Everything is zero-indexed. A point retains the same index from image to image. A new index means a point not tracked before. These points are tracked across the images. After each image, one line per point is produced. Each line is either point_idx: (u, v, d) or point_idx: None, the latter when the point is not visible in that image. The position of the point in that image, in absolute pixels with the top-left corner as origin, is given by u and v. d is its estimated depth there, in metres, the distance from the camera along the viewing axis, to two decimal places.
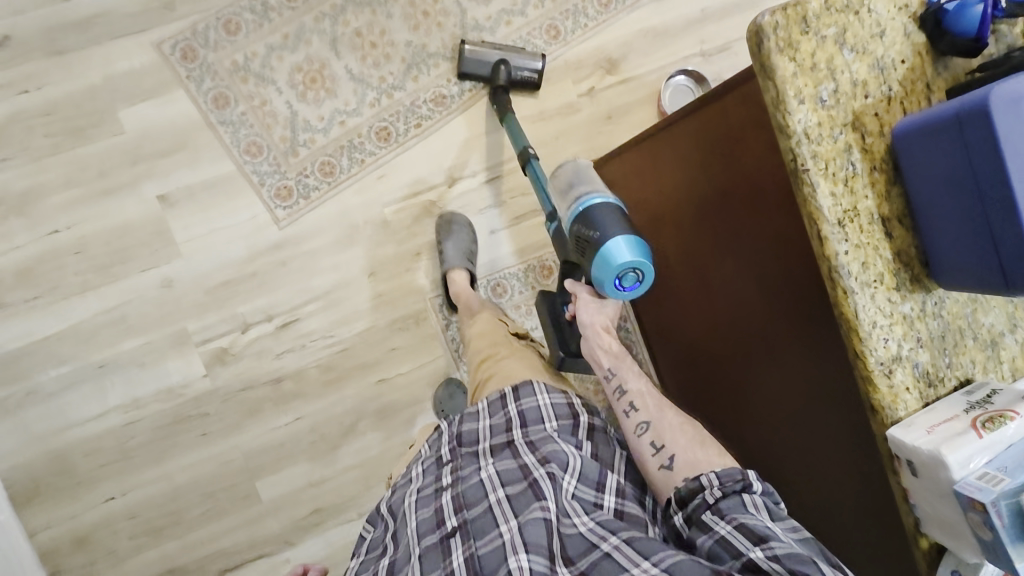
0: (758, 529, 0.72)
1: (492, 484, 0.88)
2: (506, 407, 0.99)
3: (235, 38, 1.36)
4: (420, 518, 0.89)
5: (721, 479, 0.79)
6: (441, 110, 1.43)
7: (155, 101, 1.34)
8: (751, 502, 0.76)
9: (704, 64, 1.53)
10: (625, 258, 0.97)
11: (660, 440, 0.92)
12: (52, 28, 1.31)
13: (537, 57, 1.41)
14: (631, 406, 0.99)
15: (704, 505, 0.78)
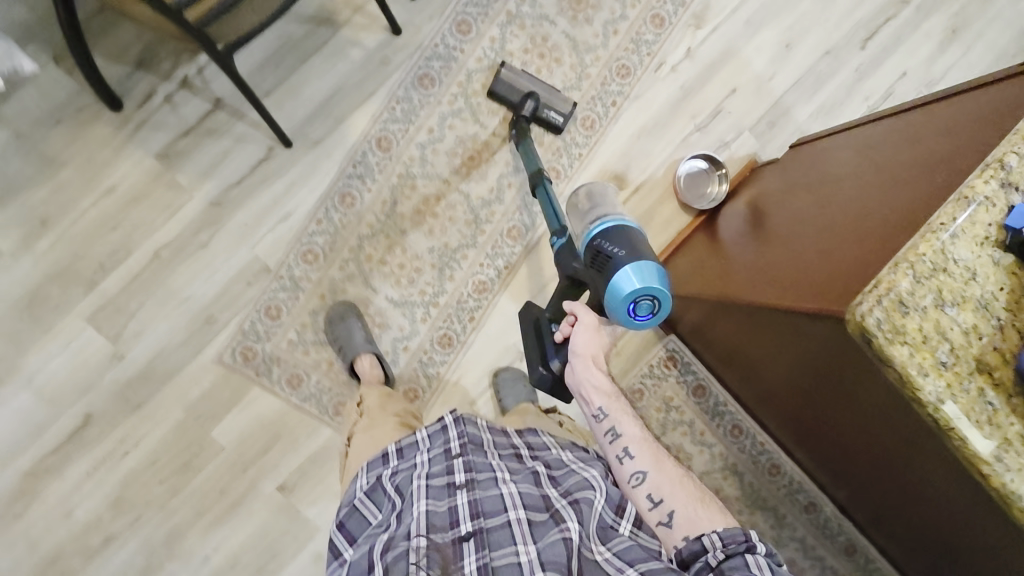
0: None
1: (512, 500, 0.86)
2: (511, 436, 1.05)
3: (280, 319, 1.39)
4: (431, 509, 0.84)
5: (724, 539, 0.79)
6: (487, 296, 1.45)
7: (237, 408, 1.38)
8: (754, 563, 0.76)
9: (703, 136, 1.53)
10: (642, 284, 0.95)
11: (660, 496, 0.89)
12: (122, 388, 1.34)
13: (566, 102, 1.40)
14: (626, 451, 0.95)
15: (705, 567, 0.78)
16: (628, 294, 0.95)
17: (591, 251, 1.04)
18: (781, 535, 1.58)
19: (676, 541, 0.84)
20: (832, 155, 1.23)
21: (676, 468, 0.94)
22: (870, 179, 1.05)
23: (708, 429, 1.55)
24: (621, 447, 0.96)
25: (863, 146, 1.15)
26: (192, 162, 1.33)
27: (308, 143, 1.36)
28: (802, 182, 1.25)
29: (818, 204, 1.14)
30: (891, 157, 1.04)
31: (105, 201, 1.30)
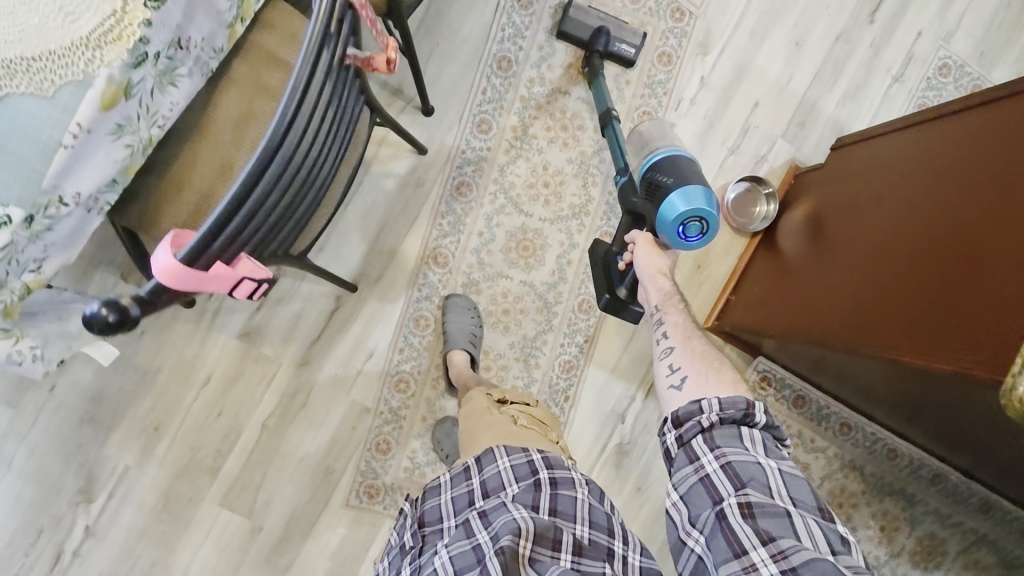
0: (744, 469, 0.72)
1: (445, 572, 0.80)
2: (469, 479, 0.97)
3: (391, 451, 1.43)
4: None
5: (722, 405, 0.77)
6: (576, 372, 1.47)
7: (376, 544, 1.43)
8: (746, 434, 0.76)
9: (738, 158, 1.51)
10: (688, 207, 1.07)
11: (678, 364, 0.90)
12: (267, 555, 1.39)
13: (636, 33, 1.42)
14: (664, 334, 0.98)
15: (697, 427, 0.77)
16: (675, 218, 1.07)
17: (647, 182, 1.16)
18: (915, 513, 1.62)
19: (677, 405, 0.83)
20: (881, 162, 1.22)
21: (704, 346, 0.94)
22: (940, 202, 1.03)
23: (818, 435, 1.57)
24: (661, 331, 1.00)
25: (914, 153, 1.14)
26: (271, 331, 1.38)
27: (371, 281, 1.40)
28: (859, 198, 1.24)
29: (884, 224, 1.14)
30: (951, 170, 1.04)
31: (205, 391, 1.36)
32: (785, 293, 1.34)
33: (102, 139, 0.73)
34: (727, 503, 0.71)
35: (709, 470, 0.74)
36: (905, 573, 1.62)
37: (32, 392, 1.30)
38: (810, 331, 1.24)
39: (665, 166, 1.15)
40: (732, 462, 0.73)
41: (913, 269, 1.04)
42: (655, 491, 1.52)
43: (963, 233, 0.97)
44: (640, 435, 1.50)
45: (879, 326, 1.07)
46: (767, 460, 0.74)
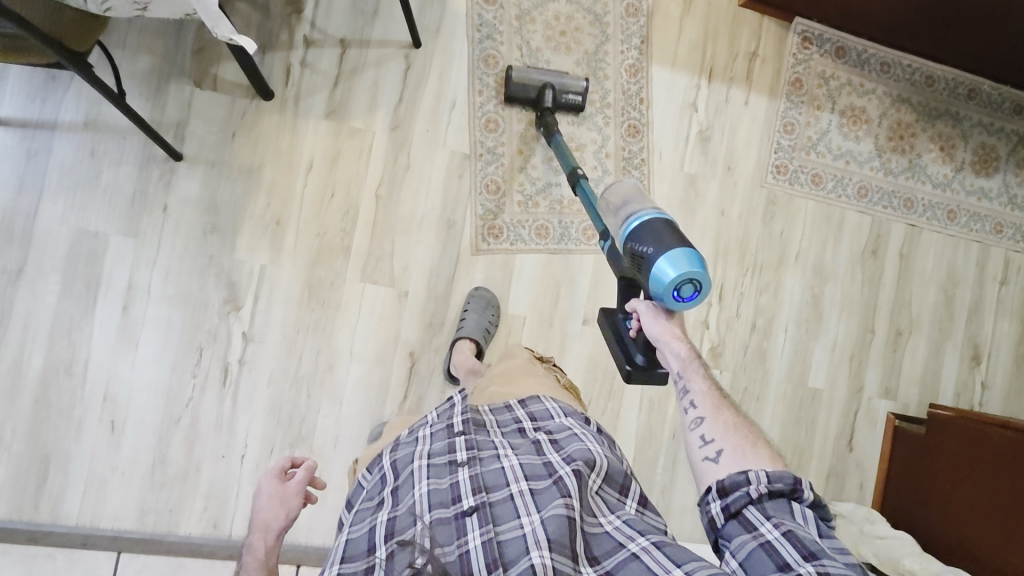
0: (808, 544, 0.69)
1: (514, 474, 0.93)
2: (513, 410, 1.10)
3: (501, 190, 1.48)
4: (434, 489, 0.91)
5: (770, 477, 0.74)
6: (641, 74, 1.55)
7: (514, 280, 1.49)
8: (797, 511, 0.73)
9: None
10: (679, 272, 0.82)
11: (711, 435, 0.81)
12: (420, 316, 1.43)
13: (579, 79, 1.45)
14: (690, 402, 0.86)
15: (745, 499, 0.73)
16: (665, 288, 0.82)
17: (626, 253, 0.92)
18: (964, 129, 1.77)
19: (717, 476, 0.77)
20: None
21: (736, 416, 0.85)
22: None
23: (865, 78, 1.70)
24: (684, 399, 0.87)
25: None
26: (355, 103, 1.40)
27: (431, 32, 1.44)
28: None
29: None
30: None
31: (312, 176, 1.38)
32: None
33: None
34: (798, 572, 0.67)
35: (770, 538, 0.70)
36: (971, 184, 1.78)
37: (148, 215, 1.30)
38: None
39: (639, 233, 0.90)
40: (794, 531, 0.70)
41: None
42: (742, 169, 1.62)
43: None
44: (713, 118, 1.60)
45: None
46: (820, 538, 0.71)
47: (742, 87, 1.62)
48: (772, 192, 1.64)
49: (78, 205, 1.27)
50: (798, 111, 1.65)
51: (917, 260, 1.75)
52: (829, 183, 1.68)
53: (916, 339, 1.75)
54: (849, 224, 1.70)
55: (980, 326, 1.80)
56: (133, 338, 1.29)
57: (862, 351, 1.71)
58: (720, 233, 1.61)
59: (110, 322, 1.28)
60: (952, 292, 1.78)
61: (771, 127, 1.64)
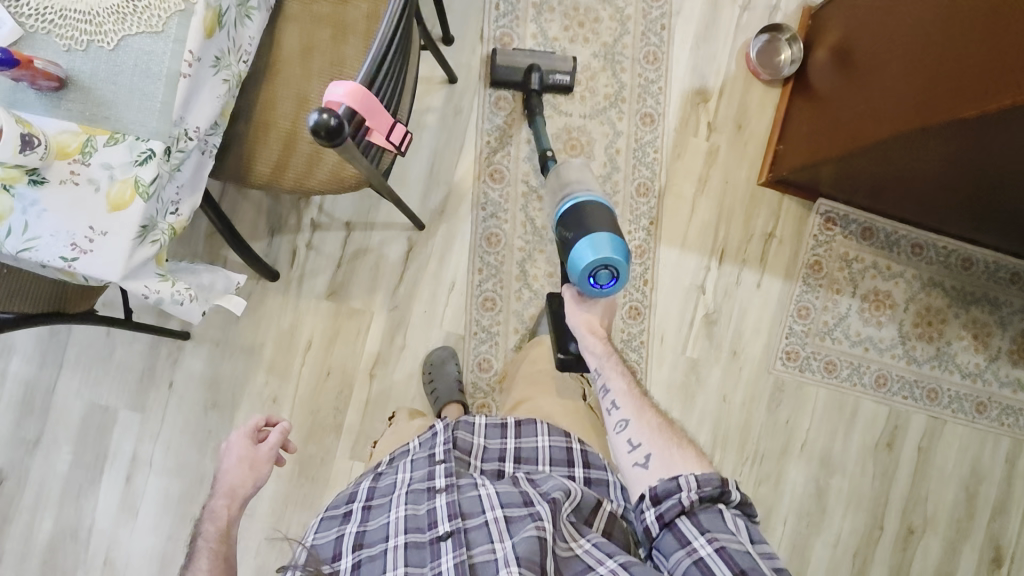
0: (739, 558, 0.72)
1: (491, 502, 0.88)
2: (504, 435, 1.03)
3: (493, 368, 1.46)
4: (410, 514, 0.89)
5: (700, 482, 0.79)
6: (648, 255, 1.52)
7: None
8: (727, 516, 0.77)
9: (751, 14, 1.53)
10: (596, 256, 0.97)
11: (638, 439, 0.89)
12: None
13: (566, 60, 1.43)
14: (613, 403, 0.95)
15: (677, 507, 0.77)
16: (583, 269, 0.97)
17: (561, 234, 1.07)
18: (1003, 315, 1.64)
19: (654, 480, 0.84)
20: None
21: (659, 417, 0.93)
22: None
23: (892, 261, 1.60)
24: (608, 401, 0.96)
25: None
26: (356, 285, 1.43)
27: (436, 214, 1.44)
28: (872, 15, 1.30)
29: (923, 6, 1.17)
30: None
31: (310, 355, 1.42)
32: (837, 114, 1.36)
33: (207, 72, 0.77)
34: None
35: (703, 554, 0.73)
36: (1006, 374, 1.65)
37: (154, 392, 1.37)
38: (882, 135, 1.24)
39: (571, 222, 1.05)
40: (727, 546, 0.73)
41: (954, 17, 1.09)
42: (749, 353, 1.57)
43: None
44: (722, 299, 1.55)
45: (948, 88, 1.09)
46: (756, 549, 0.74)
47: (755, 269, 1.56)
48: (780, 378, 1.58)
49: (92, 381, 1.35)
50: (814, 295, 1.57)
51: (937, 454, 1.64)
52: (845, 371, 1.59)
53: (930, 535, 1.64)
54: (863, 414, 1.61)
55: (1004, 526, 1.67)
56: (133, 506, 1.37)
57: (867, 546, 1.62)
58: (720, 418, 1.56)
59: (113, 491, 1.36)
60: (974, 488, 1.65)
61: (784, 310, 1.57)
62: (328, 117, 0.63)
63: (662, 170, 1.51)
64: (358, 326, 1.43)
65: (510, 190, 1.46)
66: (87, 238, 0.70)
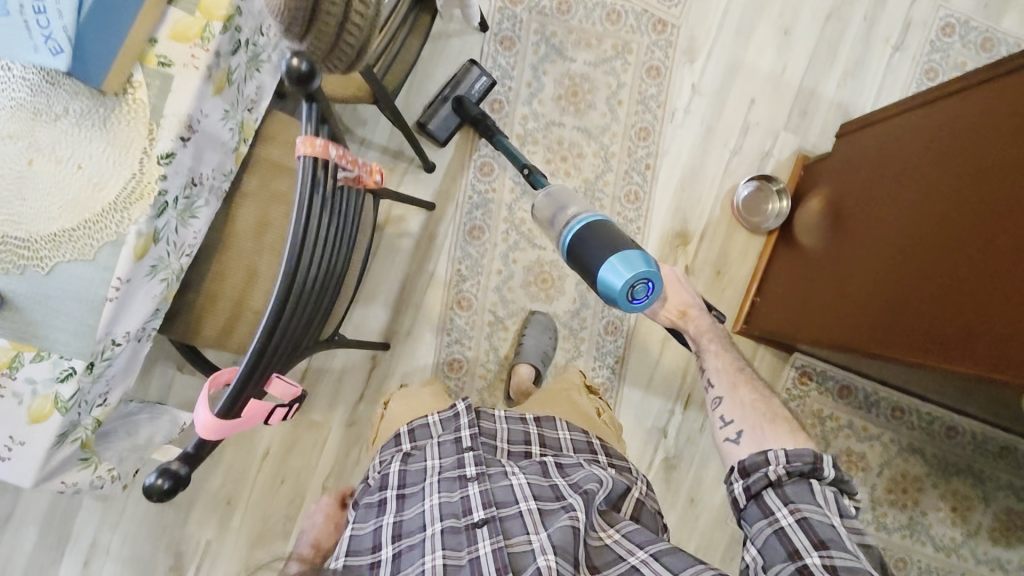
0: (823, 533, 0.71)
1: (523, 492, 0.84)
2: (526, 422, 0.99)
3: None
4: (443, 501, 0.83)
5: (789, 457, 0.77)
6: (611, 392, 1.50)
7: None
8: (817, 489, 0.75)
9: (742, 159, 1.50)
10: (627, 275, 0.82)
11: (730, 416, 0.90)
12: None
13: (470, 69, 1.39)
14: (710, 381, 0.99)
15: (764, 480, 0.77)
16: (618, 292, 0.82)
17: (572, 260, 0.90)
18: (986, 488, 1.55)
19: (741, 455, 0.84)
20: (900, 129, 1.20)
21: (753, 393, 0.94)
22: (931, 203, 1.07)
23: (869, 422, 1.54)
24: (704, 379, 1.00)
25: (933, 108, 1.13)
26: (317, 398, 1.47)
27: (402, 335, 1.46)
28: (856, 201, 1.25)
29: (908, 210, 1.12)
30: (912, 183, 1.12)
31: (267, 461, 1.46)
32: (817, 282, 1.31)
33: (142, 281, 0.81)
34: (807, 562, 0.69)
35: (784, 524, 0.73)
36: (985, 551, 1.55)
37: None
38: (860, 335, 1.17)
39: (583, 241, 0.88)
40: (810, 517, 0.72)
41: (939, 238, 1.04)
42: (707, 500, 1.53)
43: (1002, 160, 0.96)
44: (685, 443, 1.52)
45: (924, 309, 1.05)
46: (845, 525, 0.72)
47: None
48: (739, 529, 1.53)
49: None
50: None
51: None
52: None
53: None
54: None
55: None
56: None
57: None
58: None
59: (70, 573, 1.43)
60: None
61: None
62: (163, 480, 0.61)
63: None
64: (315, 437, 1.46)
65: (476, 319, 1.47)
66: (6, 447, 0.76)
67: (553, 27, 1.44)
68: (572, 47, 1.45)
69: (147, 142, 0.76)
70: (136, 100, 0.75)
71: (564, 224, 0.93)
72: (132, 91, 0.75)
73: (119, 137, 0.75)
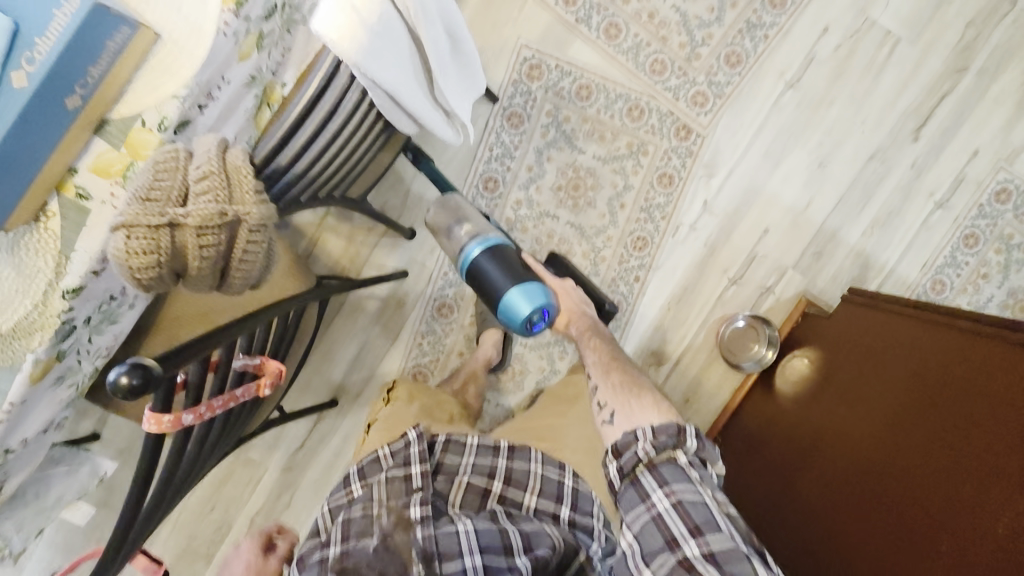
0: (694, 510, 0.73)
1: (471, 544, 0.75)
2: (496, 454, 0.91)
3: None
4: (376, 552, 0.73)
5: (656, 431, 0.80)
6: None
7: None
8: (687, 461, 0.78)
9: (740, 289, 1.39)
10: (530, 307, 0.93)
11: (604, 401, 0.90)
12: None
13: None
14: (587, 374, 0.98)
15: (635, 457, 0.79)
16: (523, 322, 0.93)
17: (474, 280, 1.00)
18: None
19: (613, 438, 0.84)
20: (903, 329, 1.09)
21: (624, 376, 0.95)
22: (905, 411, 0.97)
23: None
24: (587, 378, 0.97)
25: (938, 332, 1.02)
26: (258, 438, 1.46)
27: (351, 396, 1.44)
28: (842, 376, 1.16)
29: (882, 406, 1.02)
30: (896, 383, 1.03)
31: (199, 488, 1.47)
32: (779, 446, 1.24)
33: (46, 392, 0.77)
34: (683, 549, 0.71)
35: (661, 508, 0.74)
36: None
37: None
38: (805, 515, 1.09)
39: (482, 266, 0.98)
40: (682, 498, 0.74)
41: (887, 464, 0.94)
42: None
43: (965, 424, 0.85)
44: None
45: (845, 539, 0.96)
46: (714, 498, 0.74)
47: None
48: None
49: None
50: None
51: None
52: None
53: None
54: None
55: None
56: None
57: None
58: None
59: None
60: None
61: None
62: None
63: None
64: (249, 473, 1.47)
65: None
66: None
67: (568, 112, 1.34)
68: (584, 137, 1.35)
69: (53, 275, 0.71)
70: (45, 232, 0.70)
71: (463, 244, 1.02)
72: (46, 219, 0.71)
73: (26, 264, 0.71)
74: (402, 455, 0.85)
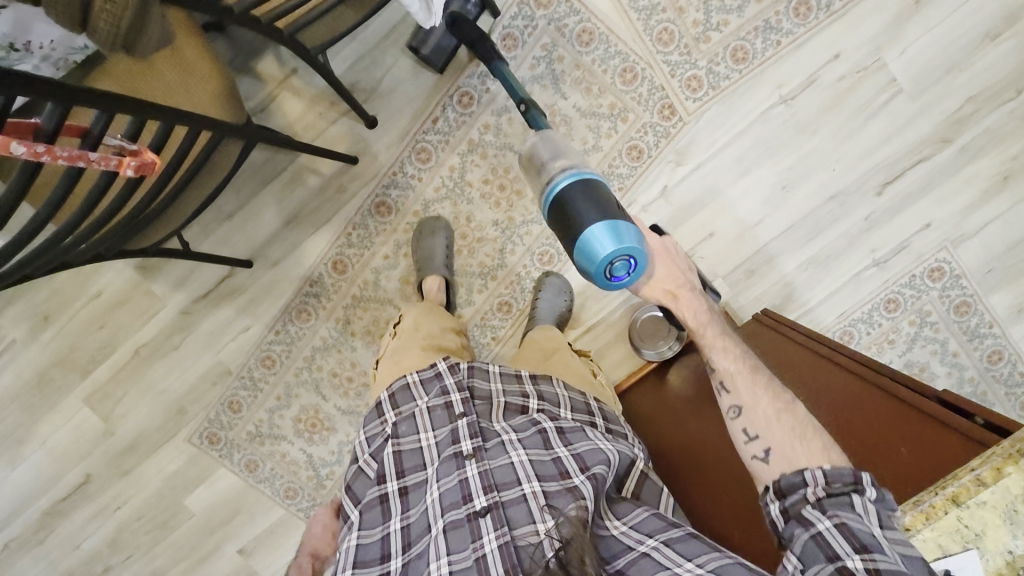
0: (859, 534, 0.64)
1: (524, 472, 0.85)
2: (521, 381, 1.00)
3: (241, 412, 1.49)
4: (444, 487, 0.86)
5: (829, 477, 0.70)
6: None
7: (204, 484, 1.52)
8: (858, 502, 0.68)
9: None
10: (616, 247, 0.83)
11: (754, 431, 0.80)
12: (113, 457, 1.52)
13: None
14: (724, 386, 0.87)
15: (801, 500, 0.71)
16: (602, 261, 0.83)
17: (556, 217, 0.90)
18: None
19: (773, 475, 0.76)
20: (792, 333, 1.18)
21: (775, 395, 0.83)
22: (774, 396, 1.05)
23: None
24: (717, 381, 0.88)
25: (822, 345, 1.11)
26: (165, 273, 1.47)
27: (267, 262, 1.44)
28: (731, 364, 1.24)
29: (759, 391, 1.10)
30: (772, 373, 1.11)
31: (94, 303, 1.47)
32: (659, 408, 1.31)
33: None
34: (847, 563, 0.63)
35: (820, 529, 0.67)
36: None
37: None
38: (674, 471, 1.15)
39: (571, 199, 0.88)
40: (846, 524, 0.66)
41: None
42: None
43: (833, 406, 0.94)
44: None
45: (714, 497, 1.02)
46: (883, 528, 0.65)
47: None
48: None
49: None
50: None
51: None
52: None
53: None
54: None
55: None
56: None
57: None
58: None
59: None
60: None
61: None
62: None
63: (490, 358, 1.43)
64: (147, 305, 1.47)
65: (342, 282, 1.43)
66: None
67: (563, 51, 1.31)
68: (571, 83, 1.32)
69: None
70: None
71: (550, 178, 0.92)
72: None
73: None
74: (438, 387, 0.98)
